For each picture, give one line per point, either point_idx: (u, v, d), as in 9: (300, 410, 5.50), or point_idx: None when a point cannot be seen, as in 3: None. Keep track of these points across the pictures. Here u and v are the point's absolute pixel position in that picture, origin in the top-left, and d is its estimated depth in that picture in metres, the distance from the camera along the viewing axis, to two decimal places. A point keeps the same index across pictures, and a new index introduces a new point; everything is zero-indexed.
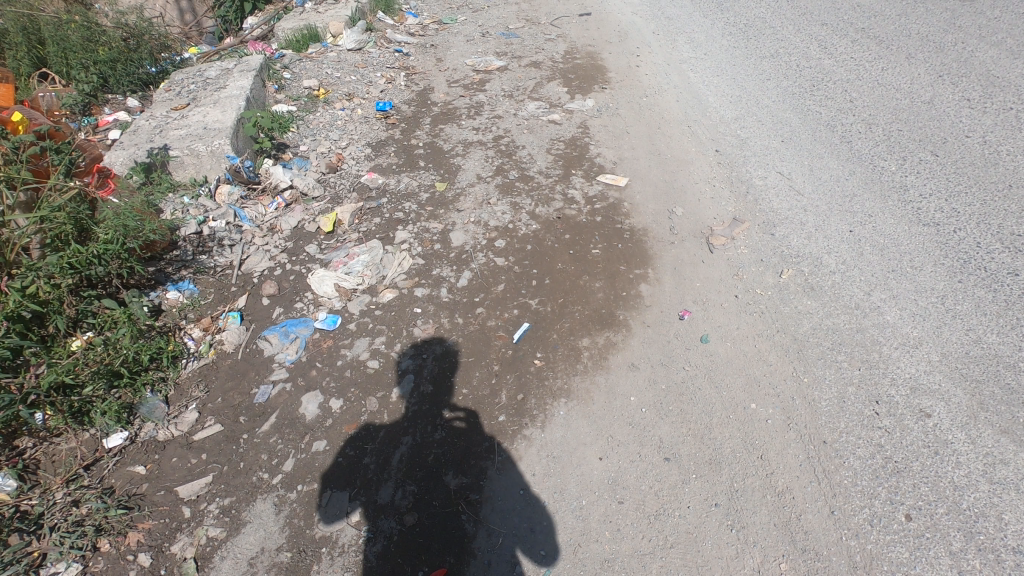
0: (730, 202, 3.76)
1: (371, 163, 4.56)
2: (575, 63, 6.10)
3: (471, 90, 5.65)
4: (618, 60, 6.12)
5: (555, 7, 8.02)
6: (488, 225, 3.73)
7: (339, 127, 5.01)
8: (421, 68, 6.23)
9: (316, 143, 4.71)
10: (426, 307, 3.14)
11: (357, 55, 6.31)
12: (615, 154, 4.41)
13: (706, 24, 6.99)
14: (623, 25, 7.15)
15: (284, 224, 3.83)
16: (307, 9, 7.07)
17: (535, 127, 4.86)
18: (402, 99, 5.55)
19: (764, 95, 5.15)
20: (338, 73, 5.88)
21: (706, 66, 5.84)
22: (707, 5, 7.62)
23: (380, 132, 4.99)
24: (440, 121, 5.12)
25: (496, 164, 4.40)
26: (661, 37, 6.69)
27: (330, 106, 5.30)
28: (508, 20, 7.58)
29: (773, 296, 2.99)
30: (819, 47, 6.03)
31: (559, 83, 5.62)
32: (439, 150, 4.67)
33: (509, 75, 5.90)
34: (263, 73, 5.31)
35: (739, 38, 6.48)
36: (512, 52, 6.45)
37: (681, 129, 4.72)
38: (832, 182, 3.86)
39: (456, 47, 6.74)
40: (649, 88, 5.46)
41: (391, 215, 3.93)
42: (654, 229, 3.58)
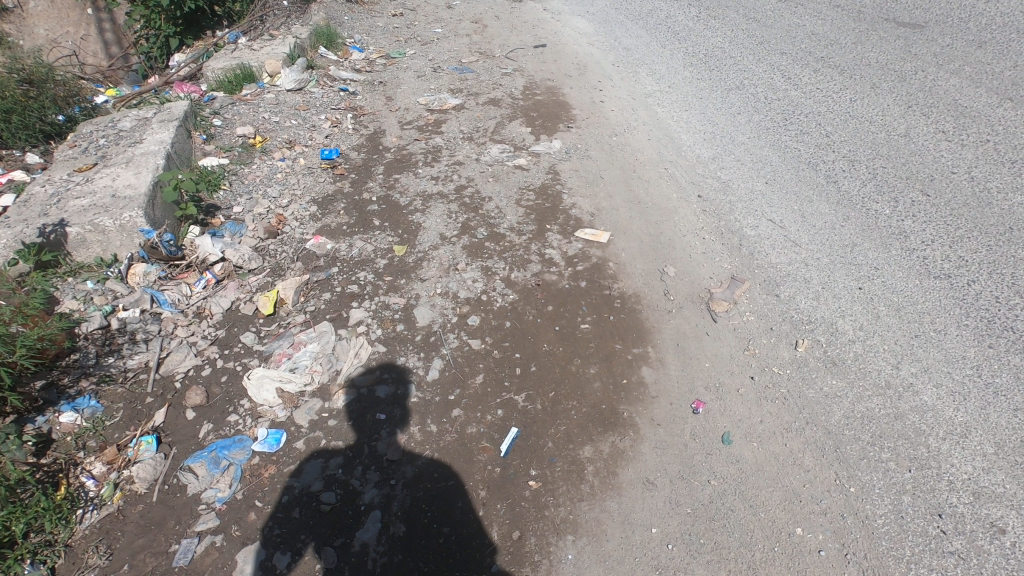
0: (725, 258, 3.41)
1: (317, 223, 4.01)
2: (536, 99, 5.76)
3: (427, 133, 5.20)
4: (580, 96, 5.81)
5: (508, 38, 7.71)
6: (458, 298, 3.24)
7: (279, 181, 4.44)
8: (369, 109, 5.74)
9: (253, 202, 4.12)
10: (392, 412, 2.61)
11: (297, 96, 5.77)
12: (591, 204, 4.02)
13: (666, 55, 6.80)
14: (581, 57, 6.89)
15: (213, 307, 3.23)
16: (240, 44, 6.48)
17: (501, 174, 4.44)
18: (350, 145, 5.04)
19: (737, 131, 4.90)
20: (276, 116, 5.32)
21: (672, 101, 5.60)
22: (663, 35, 7.48)
23: (327, 185, 4.45)
24: (395, 169, 4.63)
25: (461, 219, 3.93)
26: (621, 70, 6.44)
27: (268, 156, 4.73)
28: (460, 53, 7.21)
29: (793, 376, 2.62)
30: (783, 78, 5.89)
31: (521, 123, 5.24)
32: (395, 205, 4.17)
33: (466, 114, 5.49)
34: (189, 121, 4.68)
35: (700, 69, 6.30)
36: (468, 88, 6.05)
37: (658, 171, 4.39)
38: (829, 229, 3.57)
39: (407, 85, 6.30)
40: (617, 126, 5.15)
41: (343, 288, 3.38)
42: (647, 294, 3.17)
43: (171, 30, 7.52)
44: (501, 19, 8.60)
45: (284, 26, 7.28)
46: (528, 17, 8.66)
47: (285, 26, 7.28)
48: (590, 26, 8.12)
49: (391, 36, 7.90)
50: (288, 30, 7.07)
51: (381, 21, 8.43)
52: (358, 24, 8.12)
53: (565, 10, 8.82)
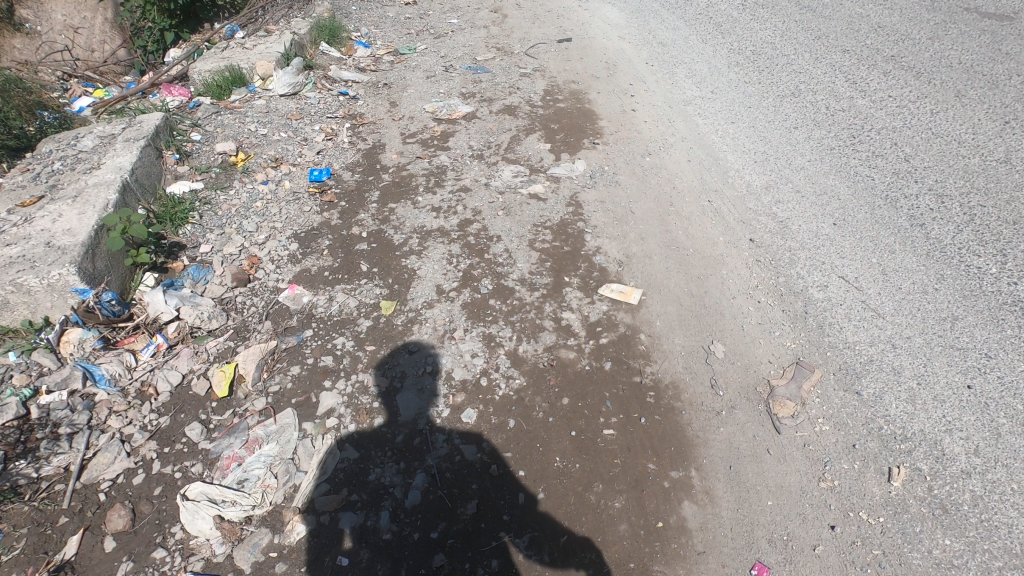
0: (787, 333, 2.72)
1: (296, 265, 3.43)
2: (557, 107, 5.05)
3: (431, 148, 4.56)
4: (608, 103, 5.10)
5: (529, 31, 6.99)
6: (452, 381, 2.63)
7: (258, 209, 3.87)
8: (369, 117, 5.13)
9: (224, 239, 3.57)
10: (357, 557, 2.04)
11: (291, 103, 5.19)
12: (619, 248, 3.35)
13: (708, 52, 5.99)
14: (611, 54, 6.14)
15: (158, 384, 2.68)
16: (232, 42, 5.85)
17: (512, 205, 3.79)
18: (344, 163, 4.44)
19: (795, 151, 4.14)
20: (265, 128, 4.75)
21: (716, 112, 4.84)
22: (704, 28, 6.67)
23: (312, 215, 3.88)
24: (392, 195, 4.02)
25: (462, 266, 3.30)
26: (656, 70, 5.68)
27: (249, 178, 4.16)
28: (476, 48, 6.53)
29: (889, 529, 1.97)
30: (848, 82, 5.06)
31: (539, 137, 4.56)
32: (388, 243, 3.56)
33: (477, 125, 4.83)
34: (160, 138, 4.13)
35: (747, 70, 5.48)
36: (481, 92, 5.38)
37: (701, 204, 3.69)
38: (919, 294, 2.85)
39: (414, 87, 5.66)
40: (651, 142, 4.43)
41: (315, 360, 2.80)
42: (690, 384, 2.51)
43: (166, 24, 7.02)
44: (522, 7, 7.86)
45: (285, 19, 6.67)
46: (552, 5, 7.91)
47: (285, 18, 6.67)
48: (621, 17, 7.34)
49: (401, 28, 7.24)
50: (287, 23, 6.46)
51: (393, 11, 7.76)
52: (367, 15, 7.48)
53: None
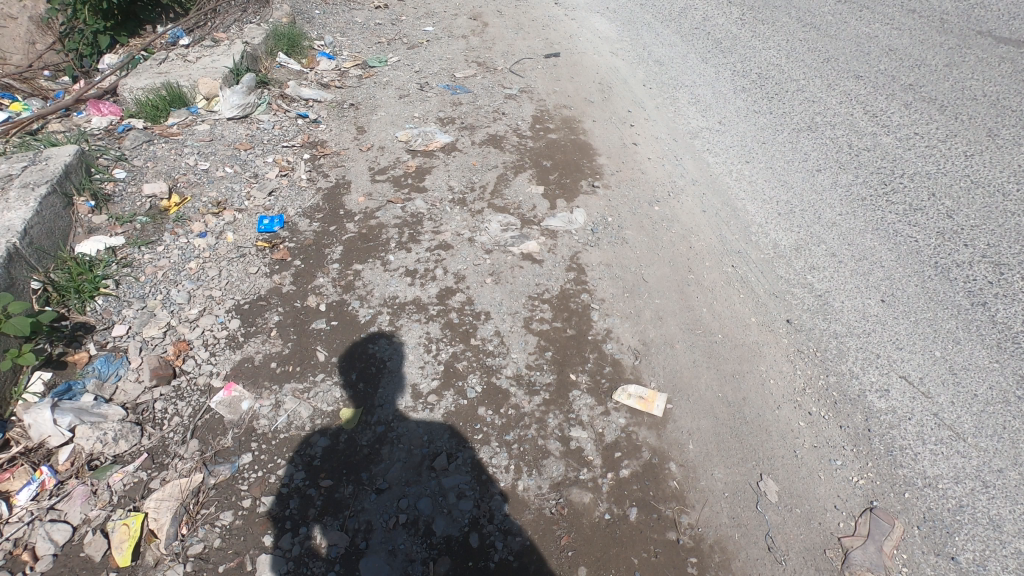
0: (852, 463, 2.20)
1: (235, 352, 2.77)
2: (549, 138, 4.46)
3: (404, 189, 3.93)
4: (605, 134, 4.52)
5: (513, 42, 6.39)
6: (432, 538, 2.05)
7: (191, 272, 3.18)
8: (332, 147, 4.46)
9: (145, 315, 2.87)
10: None
11: (239, 128, 4.47)
12: (634, 330, 2.79)
13: (711, 74, 5.48)
14: (603, 73, 5.59)
15: (35, 545, 2.01)
16: (171, 53, 5.07)
17: (502, 269, 3.18)
18: (301, 207, 3.77)
19: (823, 202, 3.64)
20: (206, 161, 4.03)
21: (727, 148, 4.32)
22: (703, 44, 6.17)
23: (259, 278, 3.21)
24: (357, 252, 3.37)
25: (443, 357, 2.69)
26: (656, 96, 5.14)
27: (184, 228, 3.46)
28: (454, 63, 5.89)
29: None
30: (867, 114, 4.59)
31: (529, 177, 3.97)
32: (352, 321, 2.93)
33: (458, 160, 4.21)
34: (71, 180, 3.38)
35: (754, 98, 4.98)
36: (461, 119, 4.75)
37: (723, 270, 3.16)
38: (1001, 405, 2.36)
39: (385, 110, 5.00)
40: (658, 186, 3.88)
41: (253, 502, 2.16)
42: (746, 546, 2.00)
43: (99, 26, 6.21)
44: (504, 15, 7.26)
45: (237, 25, 5.91)
46: (536, 13, 7.33)
47: (237, 24, 5.92)
48: (612, 28, 6.79)
49: (370, 37, 6.56)
50: (239, 31, 5.70)
51: (362, 15, 7.06)
52: (331, 20, 6.75)
53: (580, 7, 7.49)
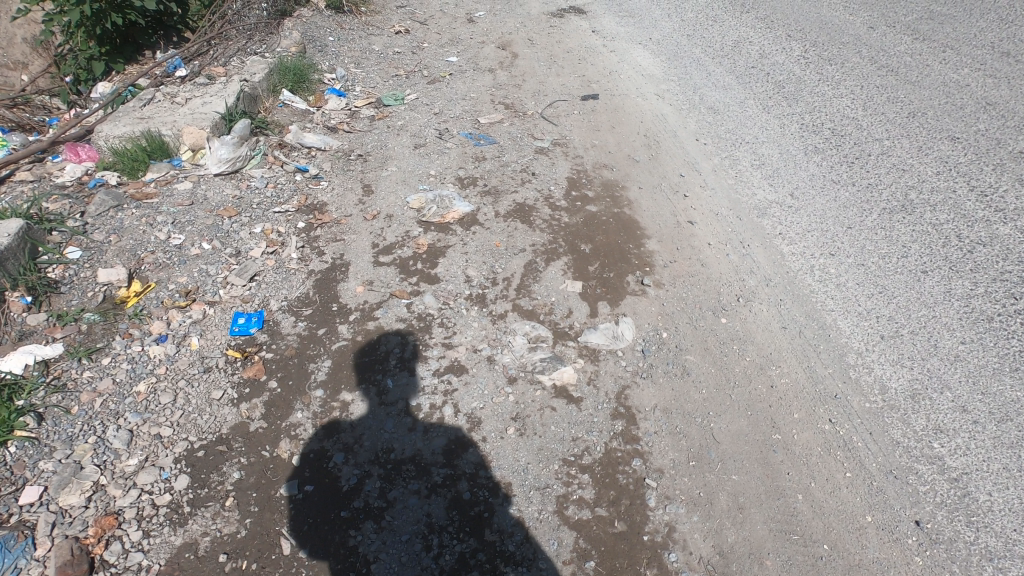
0: None
1: (175, 532, 2.12)
2: (587, 211, 3.75)
3: (412, 277, 3.26)
4: (655, 207, 3.81)
5: (545, 80, 5.74)
6: None
7: (137, 397, 2.54)
8: (332, 214, 3.83)
9: (66, 469, 2.24)
10: None
11: (226, 188, 3.85)
12: (706, 529, 2.09)
13: (775, 128, 4.72)
14: (648, 124, 4.89)
15: None
16: (159, 91, 4.48)
17: (528, 411, 2.49)
18: (287, 298, 3.12)
19: (936, 321, 2.89)
20: (182, 233, 3.42)
21: (803, 232, 3.57)
22: (763, 87, 5.43)
23: (222, 406, 2.56)
24: (348, 372, 2.71)
25: (446, 561, 2.03)
26: (711, 155, 4.41)
27: (140, 330, 2.84)
28: (479, 104, 5.24)
29: None
30: (975, 192, 3.81)
31: (564, 267, 3.27)
32: (332, 486, 2.26)
33: (478, 238, 3.53)
34: (6, 271, 2.88)
35: (830, 162, 4.23)
36: (484, 180, 4.09)
37: (819, 426, 2.42)
38: None
39: (397, 164, 4.37)
40: (723, 287, 3.15)
41: None
42: None
43: (94, 52, 5.62)
44: (536, 45, 6.63)
45: (240, 56, 5.35)
46: (572, 43, 6.69)
47: (239, 56, 5.34)
48: (656, 63, 6.10)
49: (388, 70, 5.97)
50: (240, 64, 5.12)
51: (380, 44, 6.48)
52: (347, 48, 6.18)
53: (620, 37, 6.84)
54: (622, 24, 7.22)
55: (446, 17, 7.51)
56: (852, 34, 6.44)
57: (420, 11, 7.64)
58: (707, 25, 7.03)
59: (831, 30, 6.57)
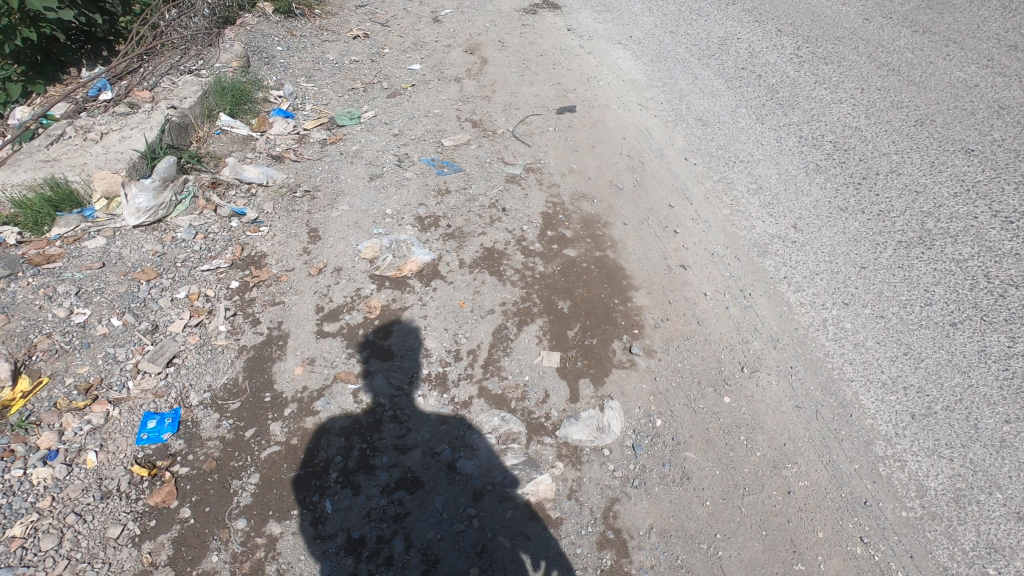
0: None
1: None
2: (565, 256, 3.28)
3: (361, 353, 2.77)
4: (643, 247, 3.35)
5: (517, 90, 5.22)
6: None
7: (11, 545, 2.05)
8: (271, 268, 3.31)
9: None
10: None
11: (147, 242, 3.31)
12: None
13: (771, 143, 4.27)
14: (631, 140, 4.41)
15: None
16: (71, 125, 3.90)
17: (496, 543, 2.06)
18: (210, 389, 2.63)
19: (974, 391, 2.47)
20: (87, 305, 2.89)
21: (812, 275, 3.13)
22: (754, 92, 4.96)
23: (121, 548, 2.09)
24: (279, 492, 2.24)
25: None
26: (703, 177, 3.95)
27: (23, 445, 2.34)
28: (443, 121, 4.72)
29: None
30: (999, 217, 3.39)
31: (539, 333, 2.80)
32: None
33: (440, 296, 3.05)
34: None
35: (835, 185, 3.78)
36: (448, 219, 3.59)
37: (848, 549, 2.02)
38: None
39: (349, 200, 3.84)
40: (724, 353, 2.71)
41: None
42: None
43: (9, 72, 4.99)
44: (506, 47, 6.08)
45: (172, 75, 4.76)
46: (546, 44, 6.15)
47: (171, 75, 4.74)
48: (637, 66, 5.60)
49: (343, 82, 5.40)
50: (170, 86, 4.53)
51: (336, 51, 5.90)
52: (297, 58, 5.58)
53: (597, 36, 6.32)
54: (600, 21, 6.69)
55: (409, 17, 6.92)
56: (846, 27, 5.98)
57: (381, 11, 7.04)
58: (691, 21, 6.53)
59: (824, 23, 6.11)
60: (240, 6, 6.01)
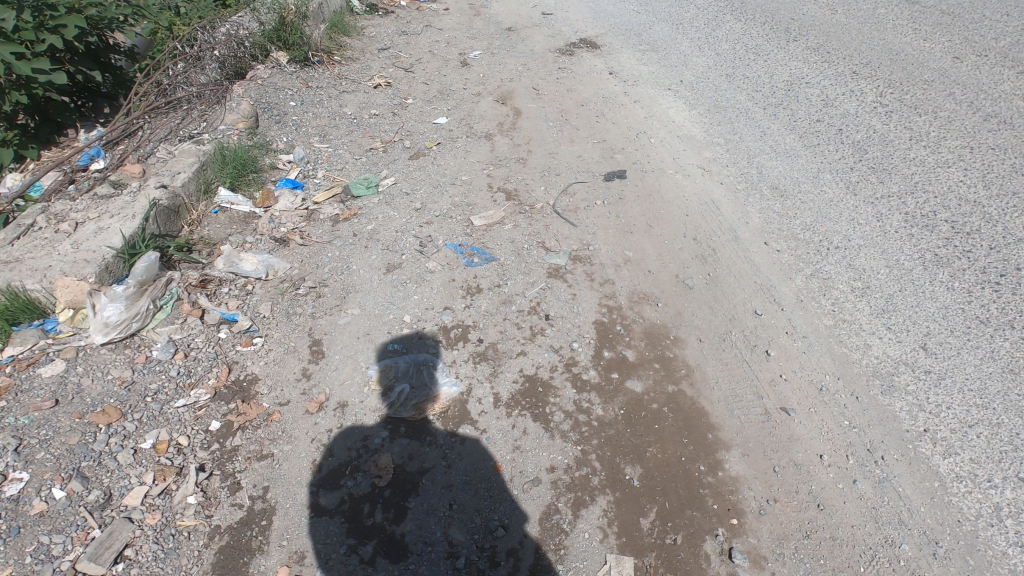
0: None
1: None
2: (628, 391, 2.57)
3: (367, 546, 2.12)
4: (730, 377, 2.61)
5: (556, 149, 4.57)
6: None
7: None
8: (262, 400, 2.69)
9: None
10: None
11: (113, 366, 2.72)
12: None
13: (870, 222, 3.52)
14: (697, 216, 3.70)
15: None
16: (46, 212, 3.38)
17: None
18: None
19: None
20: (26, 468, 2.29)
21: (963, 426, 2.35)
22: (837, 152, 4.23)
23: None
24: None
25: None
26: (792, 272, 3.22)
27: None
28: (473, 190, 4.09)
29: None
30: None
31: (603, 522, 2.12)
32: None
33: (468, 453, 2.37)
34: None
35: (965, 285, 3.01)
36: (478, 330, 2.93)
37: None
38: None
39: (360, 299, 3.22)
40: (865, 565, 1.98)
41: None
42: None
43: None
44: (542, 96, 5.47)
45: (171, 143, 4.27)
46: (586, 92, 5.51)
47: (169, 143, 4.25)
48: (693, 117, 4.91)
49: (361, 140, 4.84)
50: (166, 157, 4.02)
51: (355, 103, 5.37)
52: (312, 114, 5.05)
53: (643, 80, 5.66)
54: (644, 62, 6.04)
55: (435, 61, 6.39)
56: (934, 68, 5.20)
57: (405, 54, 6.53)
58: (749, 60, 5.83)
59: (906, 64, 5.34)
60: (253, 55, 5.52)
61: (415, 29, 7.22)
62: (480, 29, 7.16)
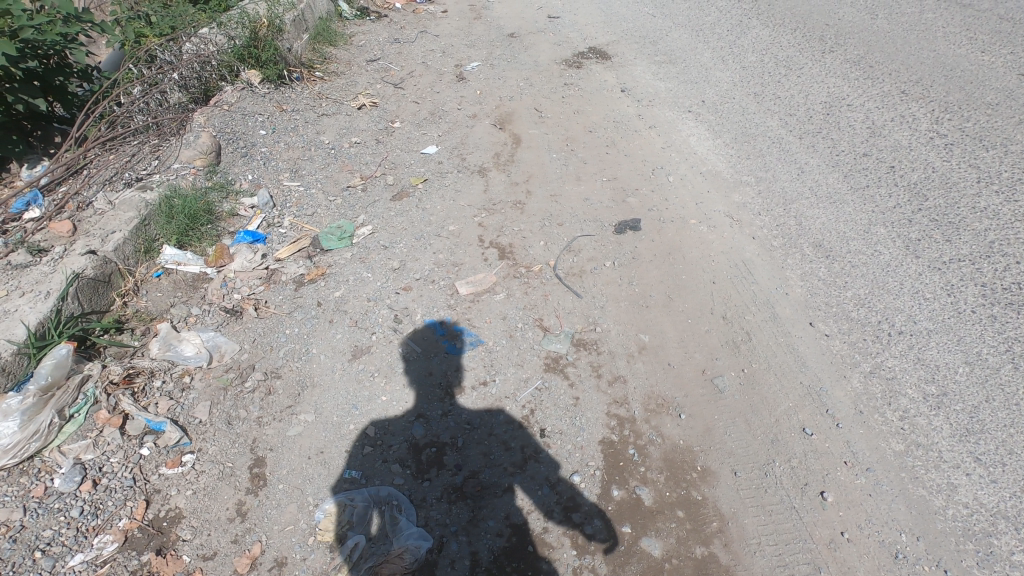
0: None
1: None
2: (645, 556, 2.06)
3: None
4: (778, 536, 2.07)
5: (560, 188, 3.96)
6: None
7: None
8: (182, 550, 2.16)
9: None
10: None
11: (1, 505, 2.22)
12: None
13: (939, 296, 2.89)
14: (725, 284, 3.09)
15: None
16: None
17: None
18: None
19: None
20: None
21: None
22: (890, 197, 3.58)
23: None
24: None
25: None
26: (847, 367, 2.60)
27: None
28: (461, 243, 3.49)
29: None
30: None
31: None
32: None
33: None
34: None
35: None
36: (456, 453, 2.38)
37: None
38: None
39: (318, 398, 2.64)
40: None
41: None
42: None
43: None
44: (545, 119, 4.85)
45: (113, 190, 3.76)
46: (595, 114, 4.88)
47: (110, 190, 3.75)
48: (717, 148, 4.27)
49: (339, 175, 4.24)
50: (104, 209, 3.48)
51: (334, 129, 4.77)
52: (284, 143, 4.47)
53: (659, 100, 5.01)
54: (661, 77, 5.39)
55: (428, 74, 5.77)
56: (997, 88, 4.51)
57: (396, 66, 5.91)
58: (781, 75, 5.15)
59: (964, 82, 4.64)
60: (220, 75, 4.95)
61: (408, 36, 6.59)
62: (480, 36, 6.51)
